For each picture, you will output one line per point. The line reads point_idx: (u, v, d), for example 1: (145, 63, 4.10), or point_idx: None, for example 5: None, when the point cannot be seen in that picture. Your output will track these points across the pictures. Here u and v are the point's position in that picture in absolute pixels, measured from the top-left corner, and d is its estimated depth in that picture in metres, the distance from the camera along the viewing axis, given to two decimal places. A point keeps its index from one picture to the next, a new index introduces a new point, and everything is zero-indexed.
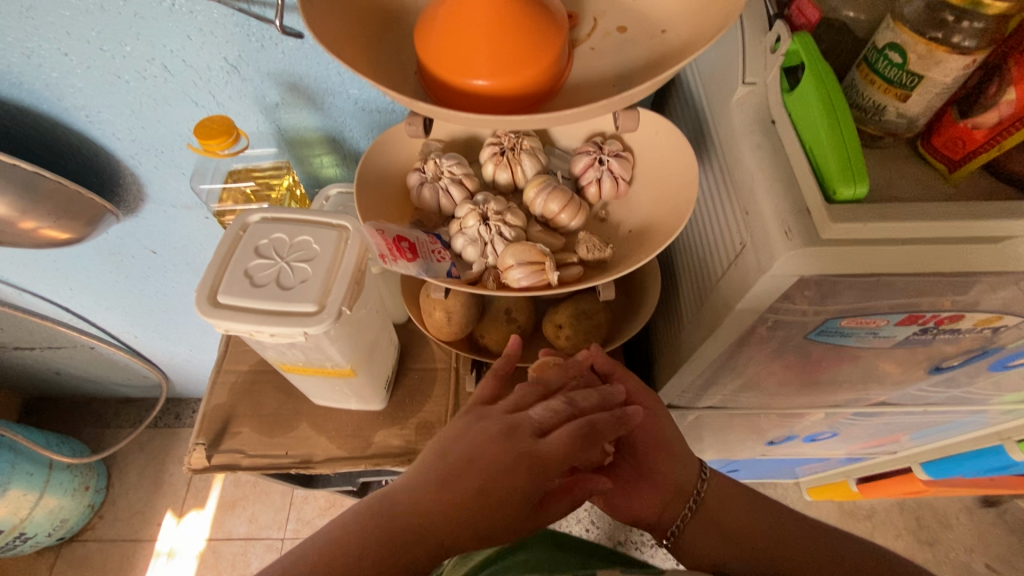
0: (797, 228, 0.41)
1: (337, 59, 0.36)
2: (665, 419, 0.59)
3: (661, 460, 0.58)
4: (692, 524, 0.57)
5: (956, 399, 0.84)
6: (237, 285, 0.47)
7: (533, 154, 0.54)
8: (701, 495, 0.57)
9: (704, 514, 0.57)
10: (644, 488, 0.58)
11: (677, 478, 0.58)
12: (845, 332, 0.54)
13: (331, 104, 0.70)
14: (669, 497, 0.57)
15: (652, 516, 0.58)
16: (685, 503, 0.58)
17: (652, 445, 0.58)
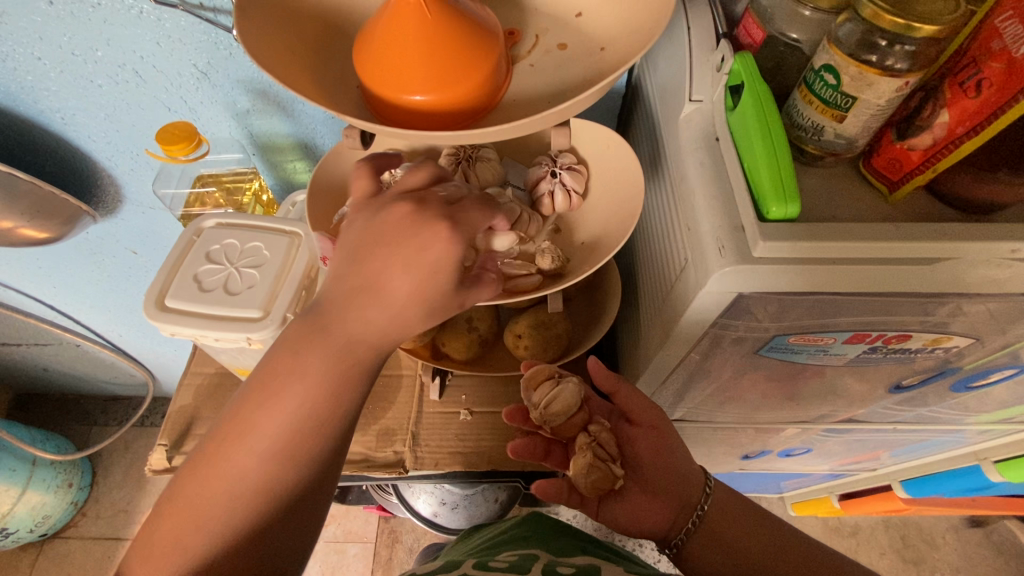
0: (731, 245, 0.41)
1: (269, 71, 0.36)
2: (673, 437, 0.59)
3: (667, 474, 0.57)
4: (695, 538, 0.55)
5: (928, 418, 0.84)
6: (185, 289, 0.48)
7: (488, 165, 0.55)
8: (706, 509, 0.56)
9: (708, 527, 0.56)
10: (652, 504, 0.56)
11: (682, 492, 0.56)
12: (795, 350, 0.54)
13: (300, 112, 0.71)
14: (673, 510, 0.56)
15: (657, 531, 0.56)
16: (690, 516, 0.56)
17: (660, 461, 0.57)
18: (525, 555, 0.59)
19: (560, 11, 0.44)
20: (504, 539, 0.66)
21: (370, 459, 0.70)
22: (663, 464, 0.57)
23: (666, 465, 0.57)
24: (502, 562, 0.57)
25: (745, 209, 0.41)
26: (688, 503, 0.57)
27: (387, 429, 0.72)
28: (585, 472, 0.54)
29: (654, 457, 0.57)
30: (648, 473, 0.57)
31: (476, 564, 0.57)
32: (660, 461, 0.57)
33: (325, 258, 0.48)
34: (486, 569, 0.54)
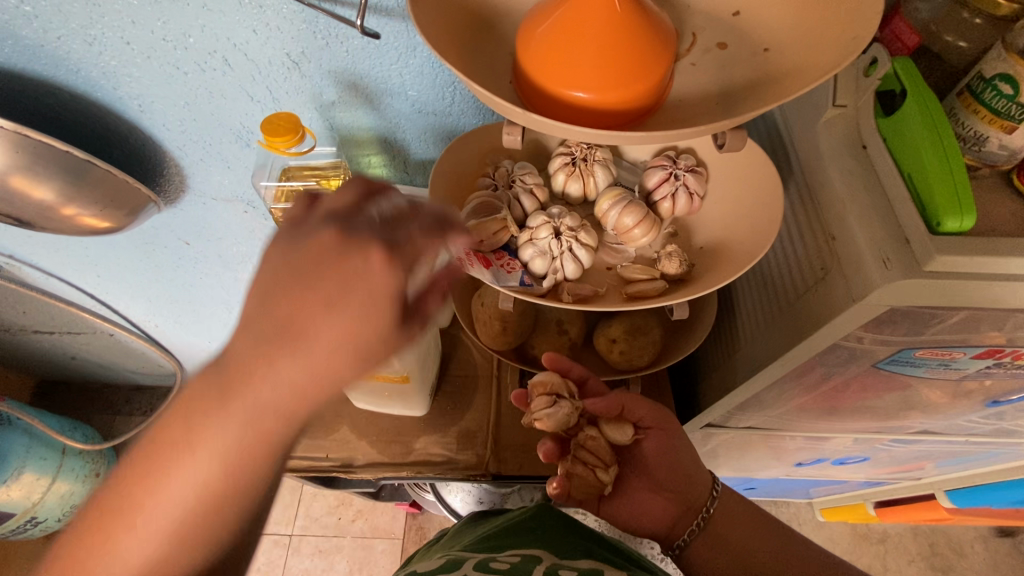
0: (896, 257, 0.40)
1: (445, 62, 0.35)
2: (679, 438, 0.61)
3: (673, 477, 0.59)
4: (699, 538, 0.59)
5: (1001, 431, 0.83)
6: None
7: (605, 166, 0.53)
8: (711, 510, 0.59)
9: (711, 529, 0.59)
10: (656, 501, 0.60)
11: (687, 493, 0.59)
12: (915, 363, 0.53)
13: (387, 105, 0.69)
14: (677, 512, 0.59)
15: (661, 527, 0.60)
16: (695, 517, 0.59)
17: (669, 465, 0.59)
18: (527, 556, 0.55)
19: (717, 10, 0.42)
20: (505, 532, 0.63)
21: (452, 462, 0.69)
22: (671, 468, 0.59)
23: (669, 467, 0.59)
24: (503, 562, 0.53)
25: (911, 221, 0.40)
26: (693, 505, 0.59)
27: (467, 432, 0.71)
28: (567, 478, 0.55)
29: (661, 459, 0.59)
30: (650, 473, 0.60)
31: (475, 564, 0.53)
32: (664, 463, 0.59)
33: (459, 259, 0.46)
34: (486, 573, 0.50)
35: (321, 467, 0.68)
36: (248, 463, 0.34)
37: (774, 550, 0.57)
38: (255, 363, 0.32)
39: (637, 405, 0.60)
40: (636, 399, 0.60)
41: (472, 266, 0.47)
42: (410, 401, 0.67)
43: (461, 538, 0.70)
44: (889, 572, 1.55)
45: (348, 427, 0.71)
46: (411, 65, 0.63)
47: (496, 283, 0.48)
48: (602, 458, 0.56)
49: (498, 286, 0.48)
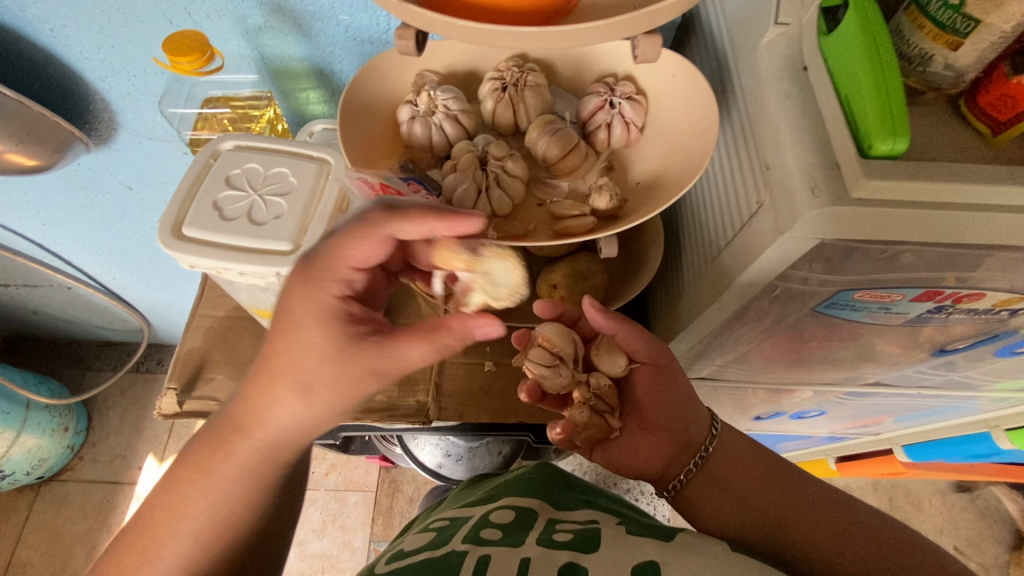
0: (824, 185, 0.37)
1: None
2: (677, 374, 0.57)
3: (668, 417, 0.56)
4: (695, 480, 0.53)
5: (953, 383, 0.83)
6: (204, 217, 0.42)
7: (538, 91, 0.49)
8: (710, 449, 0.54)
9: (710, 469, 0.54)
10: (648, 443, 0.56)
11: (681, 433, 0.55)
12: (855, 306, 0.51)
13: (319, 31, 0.64)
14: (671, 454, 0.55)
15: (655, 470, 0.56)
16: (692, 457, 0.55)
17: (661, 404, 0.56)
18: (523, 514, 0.55)
19: None
20: (500, 494, 0.63)
21: (392, 409, 0.67)
22: (664, 407, 0.56)
23: (662, 406, 0.56)
24: (496, 529, 0.52)
25: (844, 146, 0.37)
26: (689, 444, 0.55)
27: (408, 379, 0.69)
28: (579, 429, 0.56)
29: (654, 396, 0.57)
30: (642, 413, 0.57)
31: (465, 535, 0.51)
32: (656, 402, 0.56)
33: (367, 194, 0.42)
34: (480, 541, 0.49)
35: None
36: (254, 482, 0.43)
37: (780, 488, 0.51)
38: (245, 406, 0.43)
39: (635, 341, 0.57)
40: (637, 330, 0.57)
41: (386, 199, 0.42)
42: None
43: (455, 500, 0.72)
44: None
45: None
46: None
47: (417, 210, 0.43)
48: (609, 403, 0.57)
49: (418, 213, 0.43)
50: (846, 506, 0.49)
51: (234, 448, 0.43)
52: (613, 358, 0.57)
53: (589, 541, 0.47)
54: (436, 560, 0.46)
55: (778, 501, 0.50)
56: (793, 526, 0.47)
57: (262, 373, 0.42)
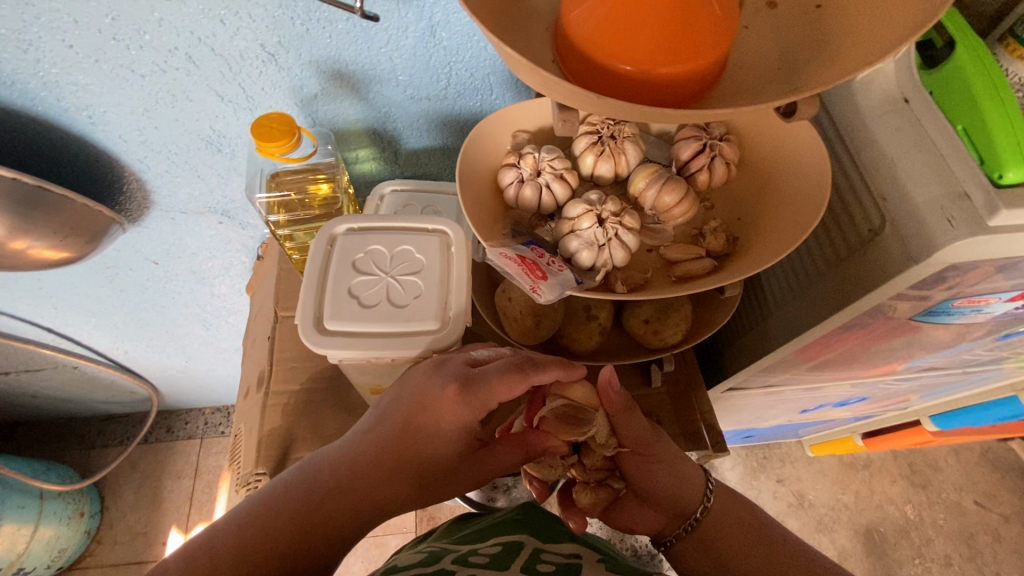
0: (959, 214, 0.39)
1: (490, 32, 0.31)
2: (667, 453, 0.57)
3: (660, 494, 0.57)
4: (686, 542, 0.57)
5: (994, 358, 0.88)
6: (345, 309, 0.42)
7: (635, 142, 0.50)
8: (700, 518, 0.57)
9: (700, 535, 0.57)
10: (644, 513, 0.59)
11: (673, 504, 0.57)
12: (951, 311, 0.54)
13: (377, 93, 0.63)
14: (664, 518, 0.58)
15: (650, 529, 0.59)
16: (683, 522, 0.58)
17: (656, 483, 0.57)
18: (509, 545, 0.56)
19: None
20: (491, 528, 0.62)
21: None
22: (657, 488, 0.57)
23: (653, 482, 0.57)
24: (484, 555, 0.53)
25: (971, 175, 0.39)
26: (682, 511, 0.57)
27: None
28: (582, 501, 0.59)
29: (648, 476, 0.57)
30: (635, 486, 0.58)
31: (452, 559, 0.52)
32: (646, 481, 0.57)
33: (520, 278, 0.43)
34: (463, 566, 0.50)
35: None
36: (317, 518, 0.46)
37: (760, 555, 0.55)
38: (348, 457, 0.49)
39: (627, 424, 0.55)
40: (630, 414, 0.54)
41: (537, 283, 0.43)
42: None
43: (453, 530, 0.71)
44: (876, 495, 1.63)
45: None
46: (403, 47, 0.57)
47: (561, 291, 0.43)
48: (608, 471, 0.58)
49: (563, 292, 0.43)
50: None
51: (321, 504, 0.47)
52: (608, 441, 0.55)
53: None
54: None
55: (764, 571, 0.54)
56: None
57: (381, 442, 0.48)
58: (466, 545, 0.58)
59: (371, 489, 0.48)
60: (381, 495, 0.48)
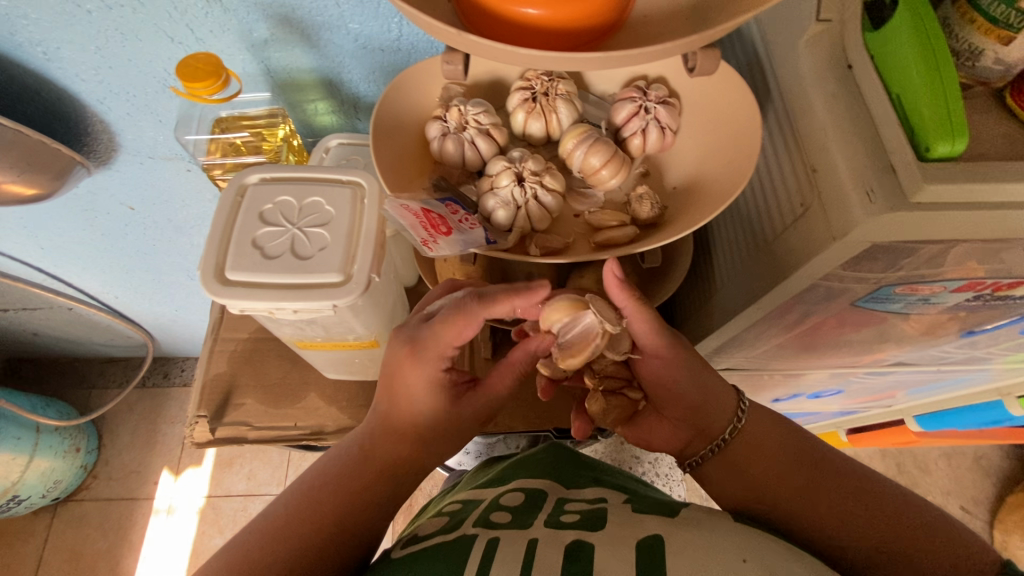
0: (880, 189, 0.37)
1: None
2: (685, 358, 0.51)
3: (675, 405, 0.53)
4: (712, 463, 0.51)
5: (971, 358, 0.84)
6: (247, 259, 0.41)
7: (569, 100, 0.48)
8: (729, 438, 0.50)
9: (729, 457, 0.50)
10: (664, 428, 0.55)
11: (694, 419, 0.52)
12: (895, 297, 0.52)
13: (328, 41, 0.61)
14: (687, 436, 0.53)
15: (673, 449, 0.55)
16: (708, 443, 0.52)
17: (668, 392, 0.53)
18: (532, 494, 0.53)
19: None
20: (510, 475, 0.60)
21: None
22: (673, 395, 0.53)
23: (676, 394, 0.52)
24: (505, 512, 0.49)
25: (898, 148, 0.37)
26: (706, 431, 0.52)
27: None
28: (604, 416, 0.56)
29: (657, 381, 0.53)
30: (659, 396, 0.54)
31: (474, 519, 0.48)
32: (666, 389, 0.53)
33: (423, 242, 0.41)
34: (488, 527, 0.46)
35: (289, 436, 0.66)
36: (354, 493, 0.45)
37: (801, 474, 0.47)
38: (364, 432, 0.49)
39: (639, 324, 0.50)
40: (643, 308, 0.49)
41: (437, 241, 0.42)
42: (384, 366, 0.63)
43: (474, 479, 0.69)
44: None
45: (315, 394, 0.67)
46: None
47: (467, 248, 0.43)
48: (624, 380, 0.56)
49: (468, 250, 0.43)
50: (875, 501, 0.44)
51: (368, 482, 0.46)
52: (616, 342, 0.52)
53: (594, 521, 0.45)
54: (443, 549, 0.43)
55: (799, 489, 0.46)
56: (801, 520, 0.44)
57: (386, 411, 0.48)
58: (487, 496, 0.56)
59: (396, 452, 0.47)
60: (400, 462, 0.47)
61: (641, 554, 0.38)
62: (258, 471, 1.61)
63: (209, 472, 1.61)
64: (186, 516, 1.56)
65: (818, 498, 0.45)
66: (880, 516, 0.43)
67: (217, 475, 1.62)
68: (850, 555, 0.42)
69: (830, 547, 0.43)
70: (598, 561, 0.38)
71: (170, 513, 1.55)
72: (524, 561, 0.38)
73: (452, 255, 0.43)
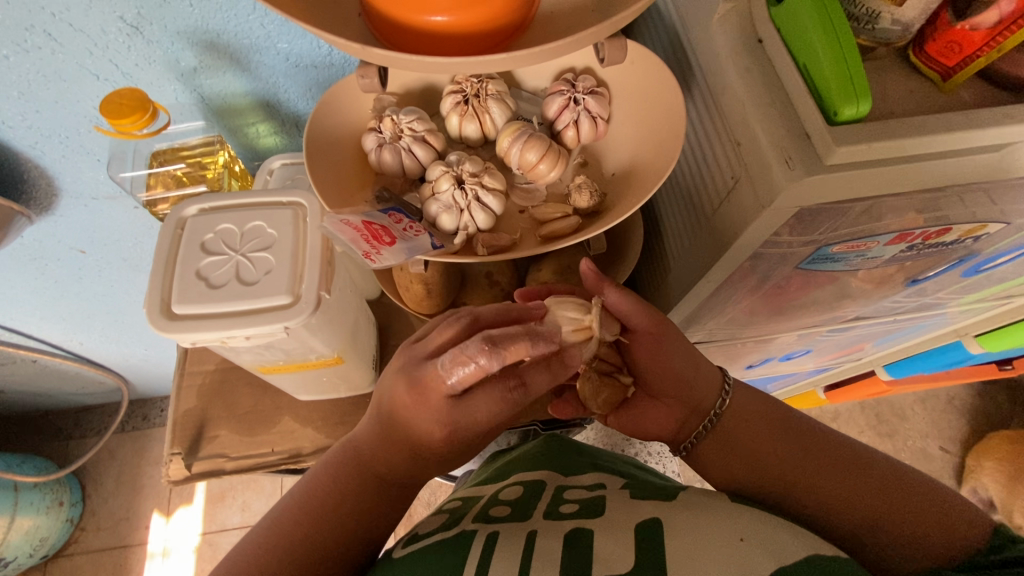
0: (798, 155, 0.38)
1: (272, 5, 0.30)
2: (676, 337, 0.51)
3: (670, 384, 0.52)
4: (707, 442, 0.51)
5: (924, 305, 0.88)
6: (191, 290, 0.41)
7: (500, 99, 0.49)
8: (720, 412, 0.52)
9: (721, 434, 0.51)
10: (658, 410, 0.53)
11: (689, 397, 0.52)
12: (836, 257, 0.54)
13: (258, 63, 0.61)
14: (682, 415, 0.53)
15: (666, 432, 0.54)
16: (703, 419, 0.52)
17: (659, 369, 0.51)
18: (532, 487, 0.54)
19: None
20: (510, 468, 0.61)
21: None
22: (667, 374, 0.51)
23: (669, 371, 0.51)
24: (503, 507, 0.50)
25: (810, 116, 0.38)
26: (700, 407, 0.52)
27: None
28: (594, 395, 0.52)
29: (649, 363, 0.52)
30: (650, 379, 0.53)
31: (474, 515, 0.49)
32: (659, 369, 0.51)
33: (366, 253, 0.41)
34: (488, 521, 0.46)
35: (268, 462, 0.65)
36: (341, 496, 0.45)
37: (794, 450, 0.48)
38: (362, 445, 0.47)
39: (631, 313, 0.50)
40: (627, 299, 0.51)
41: (381, 253, 0.42)
42: (353, 381, 0.64)
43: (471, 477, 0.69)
44: None
45: (290, 417, 0.67)
46: (270, 13, 0.55)
47: (414, 255, 0.43)
48: (614, 364, 0.53)
49: (416, 256, 0.43)
50: (864, 468, 0.47)
51: (358, 492, 0.46)
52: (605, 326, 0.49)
53: (592, 508, 0.46)
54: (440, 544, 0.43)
55: (794, 459, 0.47)
56: (800, 489, 0.46)
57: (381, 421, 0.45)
58: (485, 492, 0.56)
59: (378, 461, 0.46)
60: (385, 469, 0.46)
61: (639, 537, 0.39)
62: (252, 501, 1.59)
63: (201, 508, 1.58)
64: (182, 556, 1.53)
65: (809, 469, 0.47)
66: (870, 484, 0.45)
67: (210, 510, 1.59)
68: (838, 527, 0.44)
69: (819, 517, 0.45)
70: (570, 550, 0.38)
71: (165, 555, 1.52)
72: (524, 552, 0.39)
73: (399, 264, 0.43)
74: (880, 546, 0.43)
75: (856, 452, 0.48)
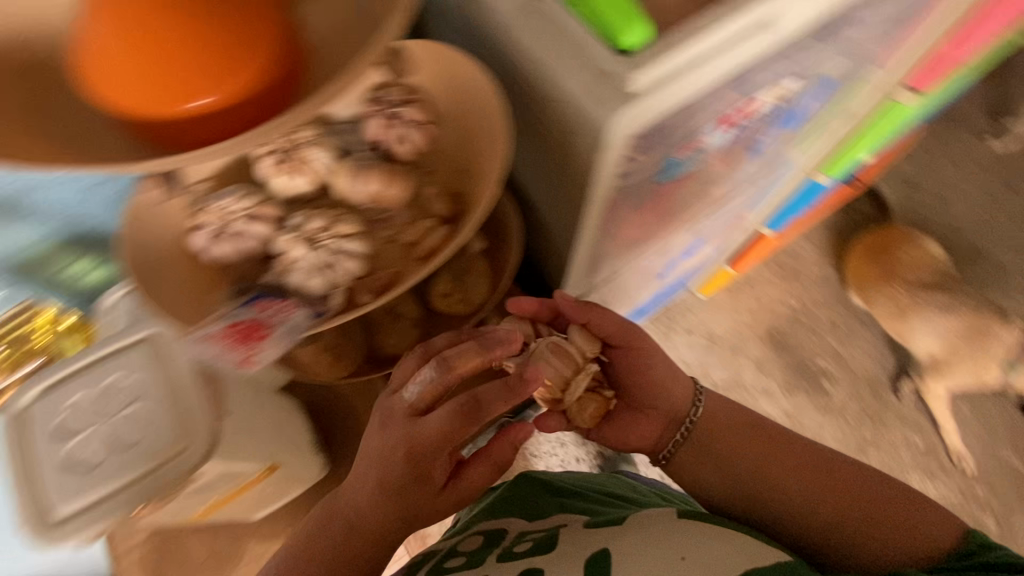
0: (609, 92, 0.40)
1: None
2: (654, 354, 0.59)
3: (654, 392, 0.59)
4: (685, 448, 0.59)
5: (772, 162, 0.96)
6: (70, 483, 0.41)
7: (319, 144, 0.47)
8: (695, 420, 0.59)
9: (696, 441, 0.58)
10: (644, 422, 0.59)
11: (667, 407, 0.59)
12: (686, 159, 0.58)
13: (36, 205, 0.53)
14: (663, 424, 0.59)
15: (647, 444, 0.60)
16: (679, 428, 0.59)
17: (641, 382, 0.58)
18: (491, 533, 0.58)
19: None
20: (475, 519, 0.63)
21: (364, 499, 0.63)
22: (648, 384, 0.58)
23: (649, 380, 0.58)
24: (459, 557, 0.54)
25: (603, 53, 0.40)
26: (675, 416, 0.59)
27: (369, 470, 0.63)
28: (581, 410, 0.57)
29: (631, 377, 0.59)
30: (631, 400, 0.60)
31: (430, 570, 0.53)
32: (640, 382, 0.59)
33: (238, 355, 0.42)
34: (443, 574, 0.52)
35: None
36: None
37: (760, 449, 0.57)
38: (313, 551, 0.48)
39: (601, 324, 0.57)
40: (602, 312, 0.58)
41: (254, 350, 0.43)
42: (301, 480, 0.58)
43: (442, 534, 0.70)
44: None
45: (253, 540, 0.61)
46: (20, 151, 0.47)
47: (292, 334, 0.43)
48: (598, 379, 0.58)
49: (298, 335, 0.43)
50: (827, 470, 0.54)
51: None
52: (593, 353, 0.56)
53: (544, 546, 0.52)
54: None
55: (764, 463, 0.56)
56: (770, 494, 0.55)
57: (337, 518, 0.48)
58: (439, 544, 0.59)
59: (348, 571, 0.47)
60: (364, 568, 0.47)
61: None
62: None
63: None
64: None
65: (775, 477, 0.55)
66: (825, 487, 0.53)
67: None
68: (810, 536, 0.53)
69: (782, 520, 0.54)
70: None
71: None
72: None
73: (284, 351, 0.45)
74: (845, 550, 0.51)
75: (808, 450, 0.56)
